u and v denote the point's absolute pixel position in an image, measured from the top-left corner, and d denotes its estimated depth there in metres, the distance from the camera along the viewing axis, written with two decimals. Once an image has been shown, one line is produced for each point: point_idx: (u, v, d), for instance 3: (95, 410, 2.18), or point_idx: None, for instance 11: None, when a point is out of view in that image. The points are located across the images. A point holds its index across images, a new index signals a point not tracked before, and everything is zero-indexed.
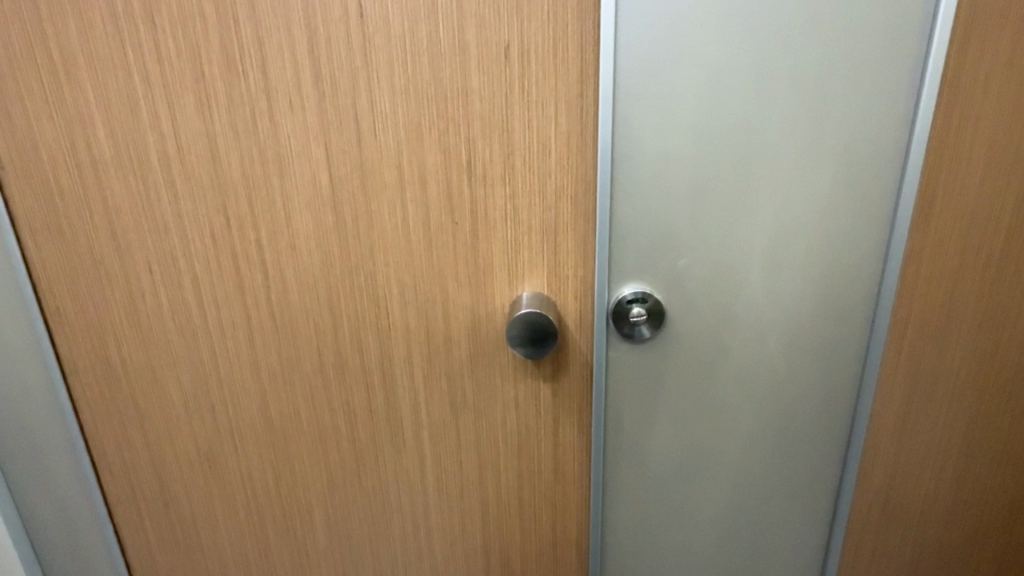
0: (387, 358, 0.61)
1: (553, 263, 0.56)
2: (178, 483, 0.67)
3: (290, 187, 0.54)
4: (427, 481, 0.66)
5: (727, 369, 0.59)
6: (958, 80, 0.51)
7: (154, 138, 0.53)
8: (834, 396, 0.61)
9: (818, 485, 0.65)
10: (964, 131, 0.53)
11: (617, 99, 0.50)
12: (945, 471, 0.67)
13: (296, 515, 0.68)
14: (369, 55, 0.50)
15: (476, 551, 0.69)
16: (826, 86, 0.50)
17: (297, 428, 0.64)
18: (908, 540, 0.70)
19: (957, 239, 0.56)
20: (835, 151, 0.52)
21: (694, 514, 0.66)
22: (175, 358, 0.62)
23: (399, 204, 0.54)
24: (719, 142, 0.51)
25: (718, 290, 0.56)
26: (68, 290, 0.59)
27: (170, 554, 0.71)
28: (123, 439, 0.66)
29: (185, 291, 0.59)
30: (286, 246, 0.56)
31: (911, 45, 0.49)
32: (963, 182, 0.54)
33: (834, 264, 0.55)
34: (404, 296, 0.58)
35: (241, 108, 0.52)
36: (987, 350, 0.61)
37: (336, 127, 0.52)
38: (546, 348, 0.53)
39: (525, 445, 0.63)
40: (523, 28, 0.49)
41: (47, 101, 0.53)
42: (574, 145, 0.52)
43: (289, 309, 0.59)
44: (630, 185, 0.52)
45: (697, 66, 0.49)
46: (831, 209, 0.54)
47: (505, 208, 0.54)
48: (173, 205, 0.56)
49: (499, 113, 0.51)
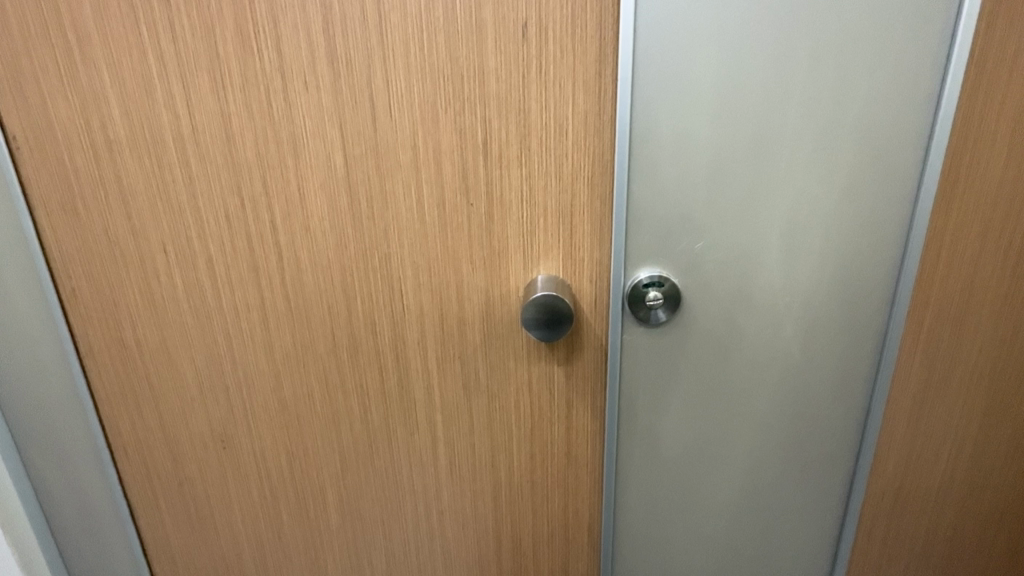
0: (400, 340, 0.61)
1: (568, 245, 0.56)
2: (192, 464, 0.68)
3: (303, 168, 0.54)
4: (440, 463, 0.66)
5: (742, 353, 0.59)
6: (985, 59, 0.50)
7: (168, 118, 0.53)
8: (850, 382, 0.60)
9: (833, 470, 0.65)
10: (988, 113, 0.52)
11: (634, 81, 0.49)
12: (961, 458, 0.66)
13: (309, 496, 0.69)
14: (385, 33, 0.49)
15: (488, 533, 0.69)
16: (846, 66, 0.49)
17: (310, 410, 0.64)
18: (920, 528, 0.70)
19: (980, 223, 0.56)
20: (855, 134, 0.51)
21: (705, 499, 0.66)
22: (190, 339, 0.62)
23: (414, 185, 0.54)
24: (737, 125, 0.50)
25: (735, 274, 0.56)
26: (83, 270, 0.59)
27: (184, 534, 0.72)
28: (138, 419, 0.66)
29: (199, 272, 0.59)
30: (301, 228, 0.56)
31: (937, 24, 0.48)
32: (986, 166, 0.54)
33: (853, 248, 0.55)
34: (418, 278, 0.58)
35: (256, 88, 0.51)
36: (1006, 337, 0.61)
37: (351, 107, 0.52)
38: (560, 330, 0.53)
39: (538, 429, 0.64)
40: (541, 6, 0.48)
41: (62, 81, 0.52)
42: (591, 125, 0.52)
43: (303, 291, 0.59)
44: (647, 166, 0.52)
45: (715, 47, 0.48)
46: (850, 193, 0.53)
47: (521, 190, 0.54)
48: (187, 185, 0.55)
49: (516, 93, 0.51)
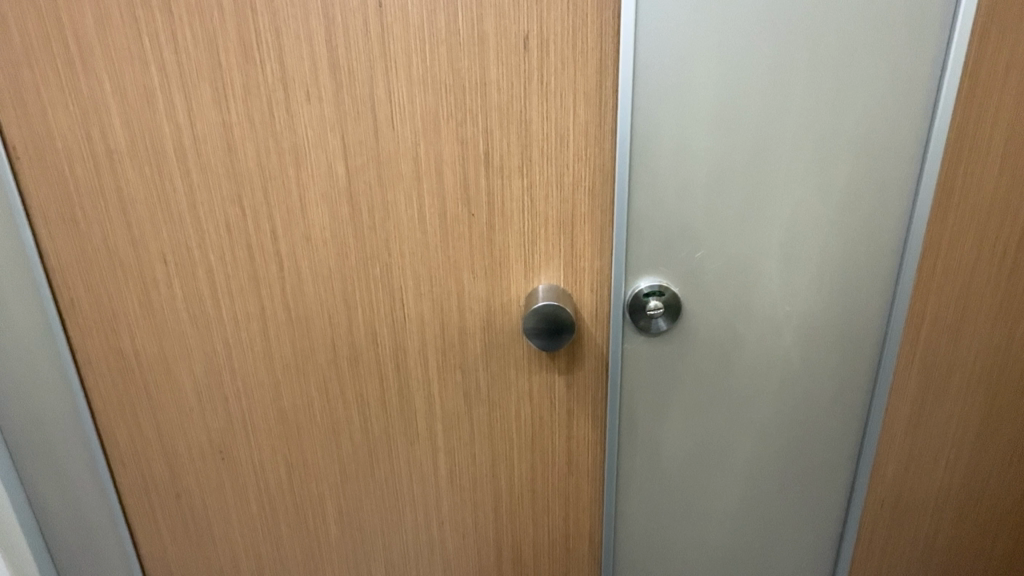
0: (401, 349, 0.60)
1: (568, 255, 0.56)
2: (190, 475, 0.67)
3: (305, 178, 0.54)
4: (440, 473, 0.66)
5: (742, 361, 0.59)
6: (979, 71, 0.50)
7: (170, 129, 0.53)
8: (849, 389, 0.61)
9: (833, 477, 0.65)
10: (983, 123, 0.52)
11: (635, 93, 0.49)
12: (959, 465, 0.66)
13: (308, 506, 0.68)
14: (387, 43, 0.49)
15: (488, 543, 0.69)
16: (844, 78, 0.49)
17: (309, 420, 0.64)
18: (919, 535, 0.70)
19: (976, 231, 0.56)
20: (852, 145, 0.51)
21: (705, 508, 0.66)
22: (189, 349, 0.61)
23: (415, 195, 0.54)
24: (737, 135, 0.51)
25: (735, 282, 0.56)
26: (82, 281, 0.59)
27: (182, 545, 0.71)
28: (136, 430, 0.65)
29: (199, 281, 0.59)
30: (301, 237, 0.56)
31: (933, 37, 0.48)
32: (981, 175, 0.54)
33: (852, 257, 0.55)
34: (419, 288, 0.58)
35: (259, 99, 0.52)
36: (1001, 344, 0.61)
37: (354, 118, 0.52)
38: (562, 340, 0.53)
39: (539, 438, 0.63)
40: (543, 18, 0.49)
41: (63, 91, 0.52)
42: (591, 136, 0.52)
43: (303, 301, 0.59)
44: (648, 178, 0.52)
45: (716, 59, 0.48)
46: (849, 203, 0.53)
47: (522, 199, 0.54)
48: (188, 195, 0.55)
49: (516, 103, 0.51)
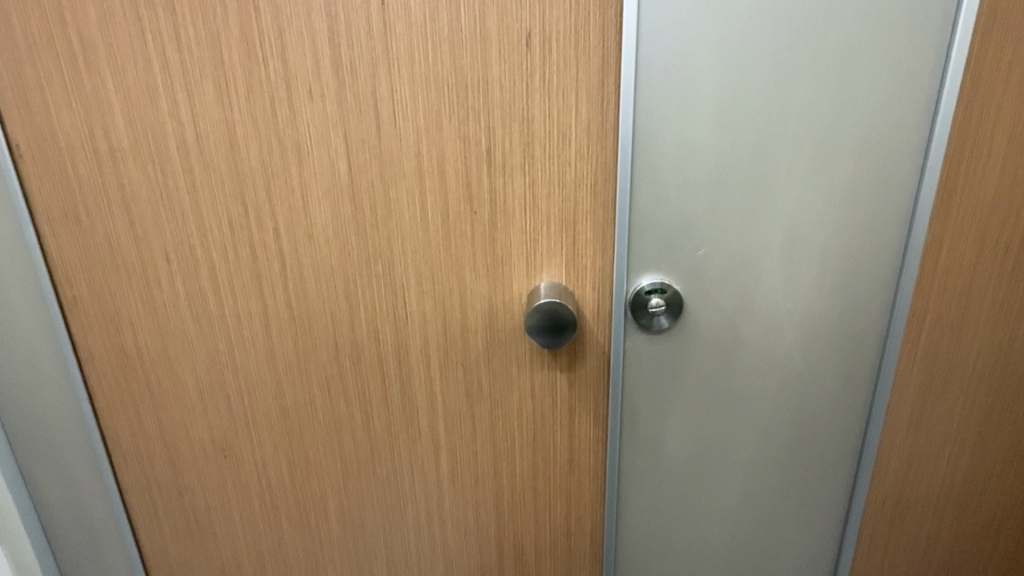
0: (403, 347, 0.61)
1: (570, 253, 0.56)
2: (192, 472, 0.67)
3: (307, 176, 0.54)
4: (442, 470, 0.66)
5: (743, 359, 0.59)
6: (980, 70, 0.50)
7: (173, 126, 0.53)
8: (850, 387, 0.61)
9: (834, 475, 0.65)
10: (984, 121, 0.52)
11: (637, 91, 0.50)
12: (960, 464, 0.67)
13: (310, 504, 0.68)
14: (390, 41, 0.50)
15: (490, 541, 0.69)
16: (846, 76, 0.49)
17: (312, 418, 0.64)
18: (920, 534, 0.70)
19: (978, 230, 0.56)
20: (854, 144, 0.51)
21: (707, 506, 0.66)
22: (192, 347, 0.62)
23: (418, 193, 0.54)
24: (738, 134, 0.51)
25: (737, 281, 0.56)
26: (85, 279, 0.59)
27: (184, 543, 0.71)
28: (138, 428, 0.66)
29: (201, 279, 0.59)
30: (304, 235, 0.56)
31: (935, 36, 0.48)
32: (982, 174, 0.54)
33: (853, 255, 0.55)
34: (421, 286, 0.58)
35: (262, 97, 0.52)
36: (1003, 342, 0.61)
37: (356, 116, 0.52)
38: (564, 337, 0.53)
39: (541, 436, 0.64)
40: (545, 15, 0.49)
41: (66, 89, 0.52)
42: (593, 134, 0.52)
43: (306, 299, 0.59)
44: (649, 176, 0.52)
45: (718, 57, 0.49)
46: (851, 201, 0.53)
47: (524, 197, 0.54)
48: (190, 193, 0.56)
49: (519, 101, 0.51)
